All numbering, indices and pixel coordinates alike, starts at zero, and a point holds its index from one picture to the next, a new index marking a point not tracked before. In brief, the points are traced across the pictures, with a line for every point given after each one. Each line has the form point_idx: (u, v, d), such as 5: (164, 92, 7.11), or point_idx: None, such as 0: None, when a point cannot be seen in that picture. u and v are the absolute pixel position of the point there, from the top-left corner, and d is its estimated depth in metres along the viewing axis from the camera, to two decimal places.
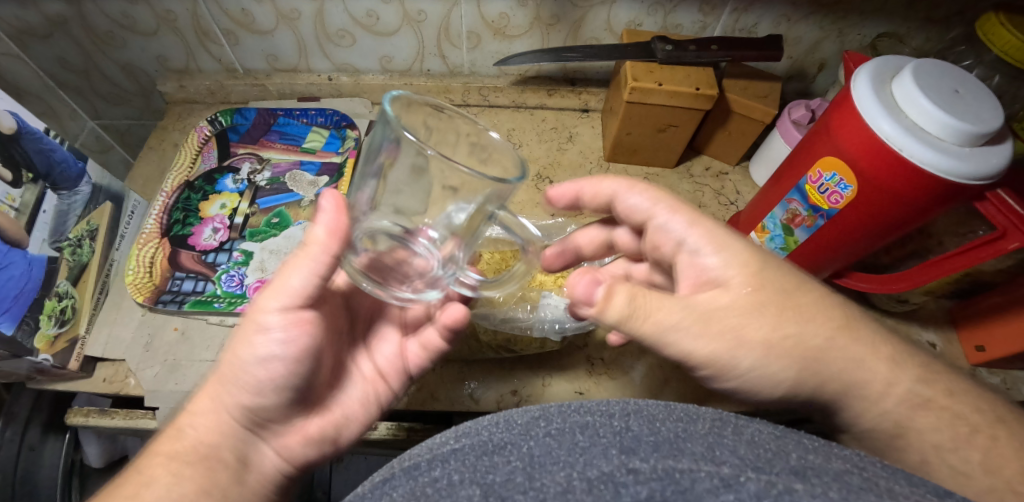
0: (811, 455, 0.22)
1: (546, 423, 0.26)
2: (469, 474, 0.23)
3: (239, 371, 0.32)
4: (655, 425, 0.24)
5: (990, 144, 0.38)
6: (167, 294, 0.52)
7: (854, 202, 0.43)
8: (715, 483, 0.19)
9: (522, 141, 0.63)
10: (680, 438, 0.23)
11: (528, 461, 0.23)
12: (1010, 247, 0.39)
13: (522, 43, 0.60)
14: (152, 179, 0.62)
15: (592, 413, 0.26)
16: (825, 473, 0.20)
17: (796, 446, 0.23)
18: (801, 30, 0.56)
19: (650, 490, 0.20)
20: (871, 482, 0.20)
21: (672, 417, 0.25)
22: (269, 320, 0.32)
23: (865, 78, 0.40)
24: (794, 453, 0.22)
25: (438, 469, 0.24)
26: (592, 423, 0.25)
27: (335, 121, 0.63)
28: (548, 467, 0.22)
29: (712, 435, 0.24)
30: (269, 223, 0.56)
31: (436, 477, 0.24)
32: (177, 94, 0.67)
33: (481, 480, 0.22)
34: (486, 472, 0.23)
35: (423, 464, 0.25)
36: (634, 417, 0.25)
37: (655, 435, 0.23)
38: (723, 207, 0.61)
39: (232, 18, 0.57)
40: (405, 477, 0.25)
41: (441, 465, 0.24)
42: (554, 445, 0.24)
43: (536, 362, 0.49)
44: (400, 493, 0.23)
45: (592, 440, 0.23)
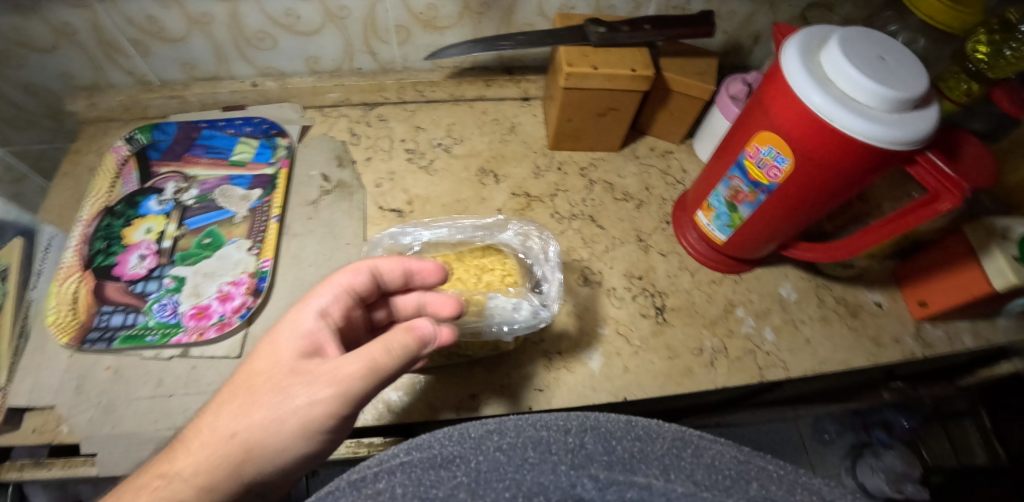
0: (771, 484, 0.23)
1: (499, 435, 0.24)
2: (412, 488, 0.21)
3: (254, 454, 0.29)
4: (611, 443, 0.24)
5: (916, 109, 0.38)
6: (94, 331, 0.48)
7: (792, 176, 0.42)
8: None
9: (464, 135, 0.61)
10: (636, 459, 0.23)
11: (475, 477, 0.22)
12: (942, 208, 0.39)
13: (454, 34, 0.57)
14: (68, 206, 0.57)
15: (548, 428, 0.25)
16: None
17: (758, 474, 0.24)
18: (733, 4, 0.56)
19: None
20: None
21: (630, 435, 0.25)
22: (295, 415, 0.29)
23: (794, 49, 0.39)
24: (754, 482, 0.23)
25: (382, 480, 0.22)
26: (546, 439, 0.24)
27: (264, 129, 0.59)
28: (493, 482, 0.21)
29: (670, 457, 0.24)
30: (199, 244, 0.53)
31: (379, 490, 0.22)
32: (89, 112, 0.62)
33: (422, 495, 0.21)
34: (430, 487, 0.21)
35: (368, 475, 0.23)
36: (590, 433, 0.24)
37: (609, 453, 0.23)
38: (670, 187, 0.61)
39: (137, 26, 0.53)
40: (347, 490, 0.22)
41: (386, 475, 0.22)
42: (503, 461, 0.22)
43: (493, 362, 0.48)
44: None
45: (543, 456, 0.23)
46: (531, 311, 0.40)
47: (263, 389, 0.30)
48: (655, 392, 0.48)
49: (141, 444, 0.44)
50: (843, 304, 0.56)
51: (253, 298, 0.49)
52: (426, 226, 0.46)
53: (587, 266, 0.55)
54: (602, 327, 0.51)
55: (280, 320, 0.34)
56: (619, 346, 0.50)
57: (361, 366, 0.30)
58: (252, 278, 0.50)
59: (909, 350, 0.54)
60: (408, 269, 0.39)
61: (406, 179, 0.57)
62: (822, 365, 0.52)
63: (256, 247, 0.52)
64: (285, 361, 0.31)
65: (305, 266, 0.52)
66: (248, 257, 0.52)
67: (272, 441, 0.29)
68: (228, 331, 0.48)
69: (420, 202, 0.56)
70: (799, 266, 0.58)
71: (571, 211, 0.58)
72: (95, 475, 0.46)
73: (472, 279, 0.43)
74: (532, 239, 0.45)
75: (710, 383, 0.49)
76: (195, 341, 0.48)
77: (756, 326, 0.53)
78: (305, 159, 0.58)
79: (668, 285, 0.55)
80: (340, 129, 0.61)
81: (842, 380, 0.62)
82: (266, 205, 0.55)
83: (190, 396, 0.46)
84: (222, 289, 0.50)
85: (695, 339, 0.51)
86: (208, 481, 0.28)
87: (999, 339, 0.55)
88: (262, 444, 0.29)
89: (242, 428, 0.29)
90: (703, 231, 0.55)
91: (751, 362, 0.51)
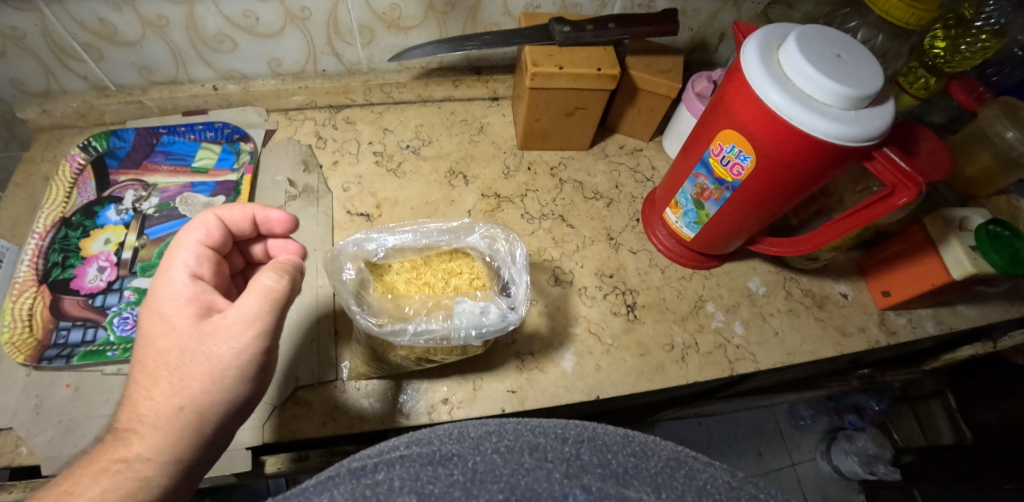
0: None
1: (497, 437, 0.24)
2: (410, 482, 0.21)
3: (206, 428, 0.29)
4: (606, 456, 0.24)
5: (871, 105, 0.38)
6: (52, 348, 0.47)
7: (754, 173, 0.43)
8: None
9: (432, 137, 0.60)
10: (629, 475, 0.23)
11: (471, 477, 0.22)
12: (897, 202, 0.40)
13: (420, 34, 0.57)
14: (22, 219, 0.55)
15: (545, 434, 0.25)
16: None
17: (750, 501, 0.23)
18: (697, 2, 0.56)
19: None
20: None
21: (626, 449, 0.25)
22: (223, 364, 0.30)
23: (754, 47, 0.40)
24: None
25: (381, 472, 0.22)
26: (543, 445, 0.24)
27: (226, 134, 0.58)
28: (489, 484, 0.21)
29: (663, 475, 0.23)
30: (161, 255, 0.51)
31: (378, 481, 0.22)
32: (41, 120, 0.59)
33: (420, 490, 0.21)
34: (428, 482, 0.21)
35: (368, 466, 0.23)
36: (588, 444, 0.24)
37: (604, 466, 0.23)
38: (640, 185, 0.61)
39: (88, 30, 0.51)
40: (347, 476, 0.22)
41: (385, 467, 0.22)
42: (500, 463, 0.23)
43: (465, 366, 0.48)
44: (340, 491, 0.21)
45: (540, 463, 0.23)
46: (499, 314, 0.39)
47: (181, 360, 0.30)
48: (626, 389, 0.48)
49: None
50: (810, 296, 0.57)
51: None
52: (391, 231, 0.44)
53: (558, 266, 0.55)
54: (575, 327, 0.51)
55: (151, 298, 0.33)
56: (592, 344, 0.50)
57: (260, 301, 0.31)
58: None
59: (874, 339, 0.55)
60: (256, 220, 0.40)
61: (374, 182, 0.57)
62: (790, 357, 0.53)
63: None
64: (184, 330, 0.31)
65: None
66: None
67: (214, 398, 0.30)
68: None
69: (389, 205, 0.55)
70: (768, 260, 0.59)
71: (541, 211, 0.58)
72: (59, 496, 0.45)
73: (440, 283, 0.42)
74: (499, 242, 0.45)
75: (680, 378, 0.50)
76: None
77: (725, 320, 0.54)
78: (270, 164, 0.57)
79: (639, 282, 0.55)
80: (306, 132, 0.60)
81: (812, 369, 0.64)
82: None
83: None
84: None
85: (666, 335, 0.52)
86: (175, 455, 0.29)
87: (959, 325, 0.57)
88: (209, 405, 0.30)
89: (187, 400, 0.29)
90: (672, 228, 0.55)
91: (721, 356, 0.52)
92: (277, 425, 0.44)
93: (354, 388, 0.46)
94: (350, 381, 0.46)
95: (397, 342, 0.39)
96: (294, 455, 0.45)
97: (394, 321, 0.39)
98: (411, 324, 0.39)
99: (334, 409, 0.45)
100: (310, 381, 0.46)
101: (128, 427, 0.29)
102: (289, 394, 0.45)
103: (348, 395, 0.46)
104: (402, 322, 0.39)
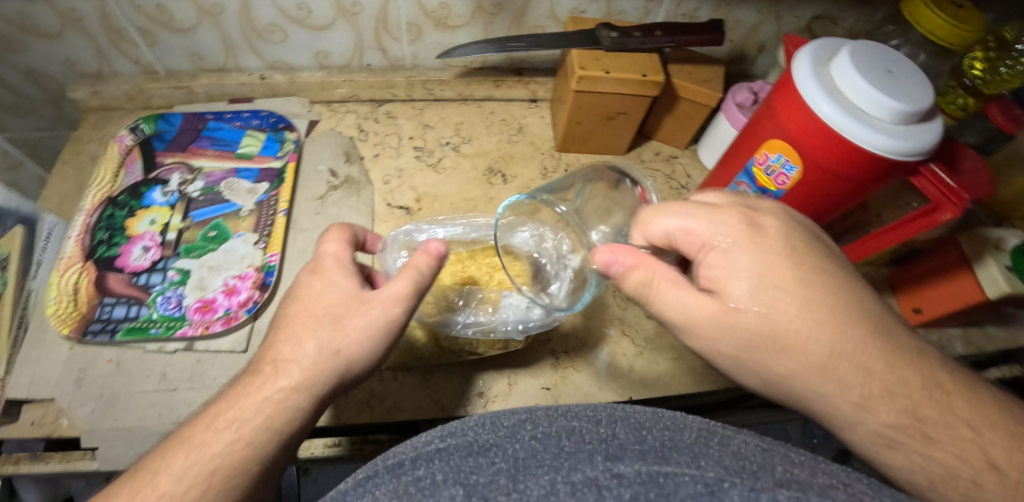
0: (798, 469, 0.22)
1: (532, 425, 0.26)
2: (453, 475, 0.23)
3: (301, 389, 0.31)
4: (641, 433, 0.24)
5: (922, 121, 0.38)
6: (96, 323, 0.48)
7: (799, 183, 0.43)
8: (699, 490, 0.19)
9: (472, 134, 0.61)
10: (666, 446, 0.23)
11: (513, 463, 0.23)
12: (942, 218, 0.40)
13: (465, 33, 0.58)
14: (69, 195, 0.56)
15: (578, 419, 0.26)
16: (810, 487, 0.20)
17: (781, 459, 0.23)
18: (740, 14, 0.57)
19: (633, 493, 0.20)
20: (855, 498, 0.19)
21: (659, 425, 0.25)
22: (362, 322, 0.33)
23: (805, 58, 0.40)
24: (780, 466, 0.22)
25: (421, 467, 0.24)
26: (578, 429, 0.25)
27: (271, 122, 0.59)
28: (532, 470, 0.22)
29: (698, 445, 0.23)
30: (205, 237, 0.52)
31: (420, 476, 0.23)
32: (92, 100, 0.61)
33: (464, 480, 0.22)
34: (470, 472, 0.23)
35: (407, 462, 0.25)
36: (621, 424, 0.25)
37: (641, 442, 0.23)
38: (675, 191, 0.62)
39: (146, 15, 0.52)
40: (388, 475, 0.24)
41: (425, 463, 0.24)
42: (539, 448, 0.24)
43: (501, 361, 0.48)
44: (382, 491, 0.23)
45: (577, 445, 0.23)
46: (544, 311, 0.40)
47: (344, 313, 0.33)
48: (658, 393, 0.49)
49: (144, 439, 0.43)
50: None
51: (260, 293, 0.49)
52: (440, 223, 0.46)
53: None
54: (609, 328, 0.51)
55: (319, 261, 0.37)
56: (625, 346, 0.51)
57: (407, 283, 0.34)
58: (259, 273, 0.50)
59: None
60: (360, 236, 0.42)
61: (414, 176, 0.58)
62: None
63: (262, 241, 0.52)
64: (352, 289, 0.35)
65: None
66: (254, 251, 0.51)
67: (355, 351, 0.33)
68: (234, 325, 0.47)
69: (429, 199, 0.56)
70: None
71: None
72: (95, 469, 0.45)
73: (485, 277, 0.44)
74: (547, 241, 0.44)
75: (712, 384, 0.50)
76: (200, 335, 0.47)
77: None
78: (313, 154, 0.58)
79: None
80: (348, 124, 0.61)
81: None
82: (273, 199, 0.54)
83: (194, 390, 0.45)
84: (228, 283, 0.50)
85: None
86: (317, 385, 0.32)
87: (989, 347, 0.57)
88: (352, 354, 0.33)
89: (344, 345, 0.33)
90: None
91: None
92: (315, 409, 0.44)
93: (391, 377, 0.46)
94: (388, 370, 0.47)
95: (447, 331, 0.42)
96: (328, 441, 0.45)
97: (445, 313, 0.42)
98: (461, 315, 0.42)
99: (372, 397, 0.45)
100: None
101: (278, 361, 0.32)
102: None
103: (385, 385, 0.46)
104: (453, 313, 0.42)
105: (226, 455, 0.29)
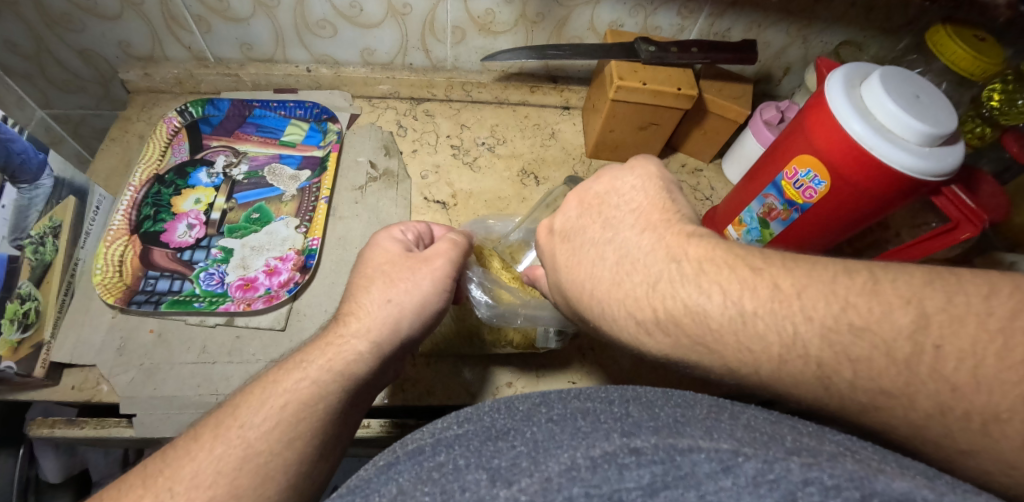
0: (805, 438, 0.21)
1: (549, 410, 0.26)
2: (474, 459, 0.23)
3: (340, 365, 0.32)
4: (654, 410, 0.24)
5: (947, 144, 0.40)
6: (141, 294, 0.50)
7: (826, 197, 0.45)
8: (713, 466, 0.19)
9: (506, 137, 0.64)
10: (679, 422, 0.22)
11: (532, 446, 0.23)
12: (961, 237, 0.42)
13: (507, 39, 0.60)
14: (116, 172, 0.59)
15: (594, 400, 0.26)
16: (821, 454, 0.19)
17: (791, 429, 0.22)
18: (770, 35, 0.60)
19: (652, 474, 0.20)
20: (866, 465, 0.19)
21: (672, 402, 0.25)
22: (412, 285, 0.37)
23: (837, 79, 0.42)
24: (789, 436, 0.21)
25: (443, 453, 0.24)
26: (593, 409, 0.25)
27: (315, 113, 0.62)
28: (552, 451, 0.22)
29: (710, 419, 0.23)
30: (248, 219, 0.54)
31: (442, 462, 0.24)
32: (142, 82, 0.63)
33: (486, 464, 0.22)
34: (492, 457, 0.23)
35: (427, 449, 0.25)
36: (634, 403, 0.25)
37: (654, 419, 0.23)
38: (699, 202, 0.64)
39: (204, 4, 0.54)
40: (410, 462, 0.25)
41: (446, 449, 0.25)
42: (557, 430, 0.24)
43: (529, 354, 0.50)
44: (406, 478, 0.23)
45: (594, 426, 0.23)
46: None
47: (394, 270, 0.38)
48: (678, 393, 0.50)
49: (181, 408, 0.45)
50: None
51: (301, 274, 0.51)
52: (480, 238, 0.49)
53: None
54: None
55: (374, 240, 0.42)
56: None
57: (448, 246, 0.41)
58: (300, 255, 0.52)
59: None
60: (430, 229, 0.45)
61: (450, 173, 0.60)
62: None
63: (304, 226, 0.54)
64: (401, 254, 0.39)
65: (351, 248, 0.54)
66: (295, 234, 0.53)
67: (405, 299, 0.36)
68: (275, 304, 0.49)
69: (464, 196, 0.59)
70: None
71: None
72: (128, 436, 0.47)
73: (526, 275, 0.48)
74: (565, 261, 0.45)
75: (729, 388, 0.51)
76: (242, 311, 0.49)
77: None
78: (353, 146, 0.61)
79: None
80: (387, 120, 0.64)
81: None
82: (315, 187, 0.56)
83: (232, 364, 0.47)
84: (269, 263, 0.52)
85: None
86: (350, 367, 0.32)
87: None
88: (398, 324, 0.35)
89: (395, 294, 0.36)
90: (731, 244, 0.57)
91: None
92: None
93: (424, 363, 0.48)
94: (420, 357, 0.48)
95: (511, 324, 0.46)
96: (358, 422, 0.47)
97: (506, 307, 0.46)
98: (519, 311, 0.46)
99: (403, 381, 0.47)
100: None
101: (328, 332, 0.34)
102: None
103: (418, 370, 0.48)
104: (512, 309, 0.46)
105: (294, 394, 0.30)
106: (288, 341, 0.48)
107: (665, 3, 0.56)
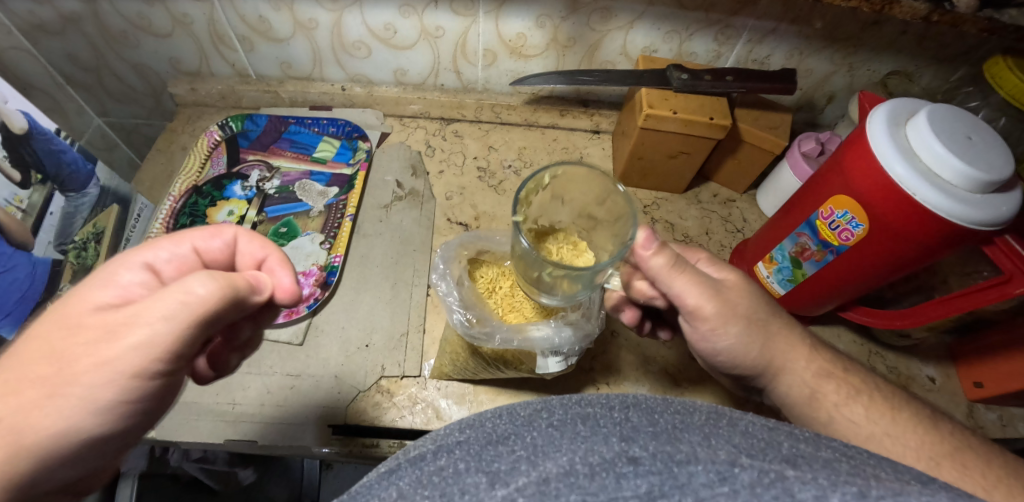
0: (802, 443, 0.18)
1: (549, 411, 0.20)
2: (473, 462, 0.18)
3: None
4: (654, 416, 0.19)
5: (1001, 191, 0.37)
6: None
7: (864, 241, 0.42)
8: (710, 477, 0.16)
9: (533, 160, 0.64)
10: (677, 428, 0.18)
11: (534, 451, 0.18)
12: (1016, 292, 0.38)
13: (538, 63, 0.60)
14: (159, 182, 0.63)
15: (592, 404, 0.20)
16: (816, 461, 0.17)
17: (788, 436, 0.19)
18: (813, 63, 0.58)
19: (649, 485, 0.16)
20: (862, 472, 0.17)
21: (671, 407, 0.20)
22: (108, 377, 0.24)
23: (881, 117, 0.39)
24: (785, 441, 0.18)
25: (443, 457, 0.19)
26: (593, 415, 0.19)
27: (347, 131, 0.63)
28: (551, 455, 0.17)
29: (708, 426, 0.19)
30: (276, 232, 0.56)
31: (442, 466, 0.18)
32: (188, 96, 0.67)
33: (485, 469, 0.17)
34: (492, 460, 0.18)
35: (431, 453, 0.19)
36: (634, 408, 0.19)
37: (655, 425, 0.18)
38: (730, 234, 0.62)
39: (248, 25, 0.57)
40: (411, 467, 0.19)
41: (447, 452, 0.19)
42: (558, 435, 0.18)
43: (542, 384, 0.49)
44: (404, 484, 0.18)
45: (593, 429, 0.18)
46: (575, 334, 0.39)
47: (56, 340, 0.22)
48: None
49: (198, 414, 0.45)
50: (896, 373, 0.54)
51: (321, 291, 0.52)
52: (485, 238, 0.45)
53: None
54: (652, 366, 0.51)
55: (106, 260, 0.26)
56: (667, 385, 0.50)
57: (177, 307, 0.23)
58: (322, 271, 0.53)
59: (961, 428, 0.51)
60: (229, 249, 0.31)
61: (475, 195, 0.61)
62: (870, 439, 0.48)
63: (328, 242, 0.55)
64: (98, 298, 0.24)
65: (373, 266, 0.55)
66: (319, 249, 0.55)
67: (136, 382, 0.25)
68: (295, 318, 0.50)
69: (486, 218, 0.59)
70: (853, 329, 0.57)
71: None
72: None
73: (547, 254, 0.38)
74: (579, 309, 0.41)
75: None
76: None
77: None
78: (381, 164, 0.62)
79: None
80: (417, 139, 0.65)
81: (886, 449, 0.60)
82: (342, 203, 0.58)
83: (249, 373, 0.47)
84: None
85: None
86: None
87: None
88: None
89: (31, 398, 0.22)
90: (761, 281, 0.54)
91: None
92: (360, 408, 0.47)
93: (435, 386, 0.48)
94: (432, 379, 0.49)
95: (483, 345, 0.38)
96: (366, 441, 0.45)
97: (486, 325, 0.39)
98: (496, 331, 0.38)
99: (414, 403, 0.47)
100: (395, 373, 0.49)
101: None
102: (375, 381, 0.48)
103: (428, 393, 0.48)
104: (490, 327, 0.39)
105: None
106: (304, 356, 0.49)
107: (701, 28, 0.55)
